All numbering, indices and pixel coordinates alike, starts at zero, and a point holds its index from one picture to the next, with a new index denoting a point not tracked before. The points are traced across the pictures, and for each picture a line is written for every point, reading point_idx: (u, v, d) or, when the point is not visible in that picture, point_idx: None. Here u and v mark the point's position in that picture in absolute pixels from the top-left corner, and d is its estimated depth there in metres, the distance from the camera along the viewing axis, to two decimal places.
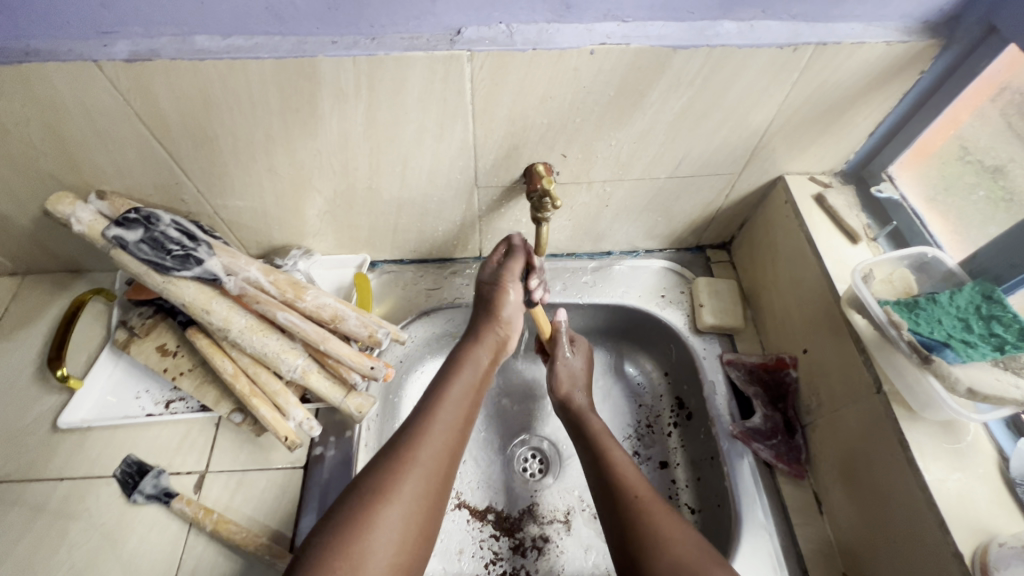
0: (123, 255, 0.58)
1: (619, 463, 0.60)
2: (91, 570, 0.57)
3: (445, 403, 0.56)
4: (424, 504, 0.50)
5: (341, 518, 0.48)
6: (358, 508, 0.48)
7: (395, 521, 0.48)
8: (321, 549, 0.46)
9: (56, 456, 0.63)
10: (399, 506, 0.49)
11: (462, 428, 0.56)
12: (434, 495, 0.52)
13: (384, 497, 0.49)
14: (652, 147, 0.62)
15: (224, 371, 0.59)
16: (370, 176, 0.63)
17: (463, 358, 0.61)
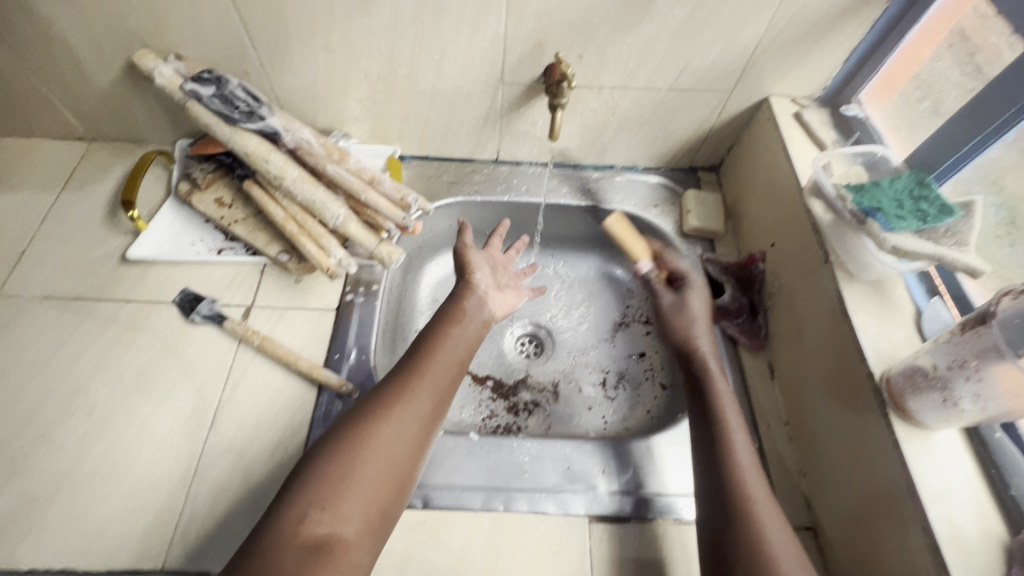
0: (198, 107, 0.68)
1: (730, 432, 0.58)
2: (155, 368, 0.67)
3: (439, 353, 0.62)
4: (417, 433, 0.55)
5: (342, 434, 0.53)
6: (358, 427, 0.53)
7: (391, 443, 0.53)
8: (325, 455, 0.51)
9: (124, 283, 0.73)
10: (395, 431, 0.54)
11: (452, 375, 0.62)
12: (427, 427, 0.56)
13: (382, 420, 0.54)
14: (657, 56, 0.72)
15: (276, 215, 0.69)
16: (411, 62, 0.73)
17: (453, 317, 0.68)
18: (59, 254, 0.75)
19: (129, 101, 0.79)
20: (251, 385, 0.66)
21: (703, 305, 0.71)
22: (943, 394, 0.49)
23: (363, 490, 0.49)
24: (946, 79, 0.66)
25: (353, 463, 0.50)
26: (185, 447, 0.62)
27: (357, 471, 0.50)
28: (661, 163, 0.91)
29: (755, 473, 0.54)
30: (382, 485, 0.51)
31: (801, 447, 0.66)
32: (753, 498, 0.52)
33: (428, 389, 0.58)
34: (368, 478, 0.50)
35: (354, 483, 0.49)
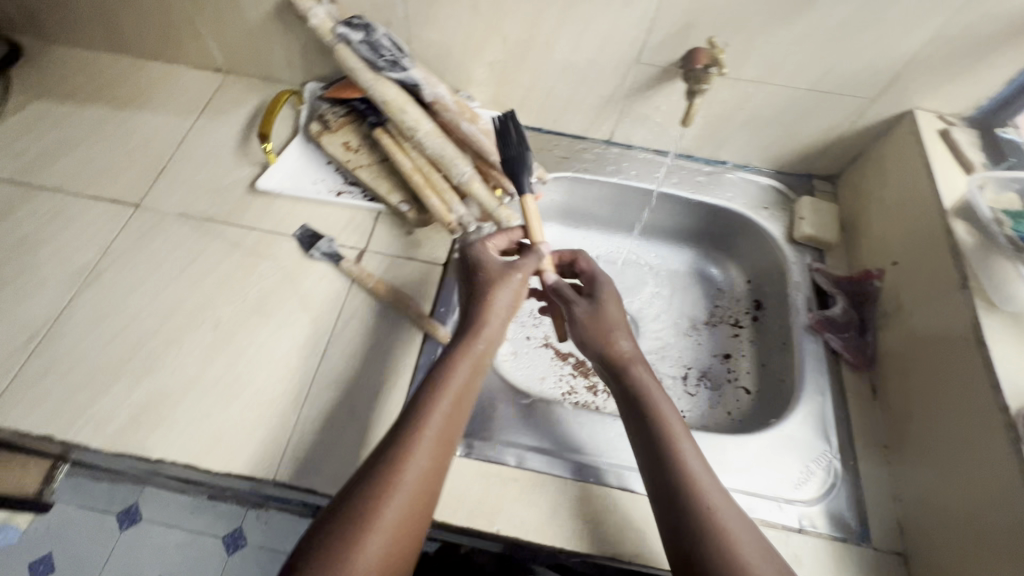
0: (346, 51, 0.70)
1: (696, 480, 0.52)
2: (274, 294, 0.71)
3: (431, 423, 0.51)
4: (404, 525, 0.47)
5: (324, 547, 0.44)
6: (343, 538, 0.44)
7: (375, 551, 0.45)
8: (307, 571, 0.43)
9: (250, 210, 0.77)
10: (384, 534, 0.45)
11: (448, 435, 0.52)
12: (418, 510, 0.48)
13: (367, 525, 0.45)
14: (805, 53, 0.70)
15: (404, 165, 0.71)
16: (552, 30, 0.73)
17: (451, 359, 0.56)
18: (193, 176, 0.80)
19: (271, 38, 0.82)
20: (362, 324, 0.69)
21: (620, 314, 0.66)
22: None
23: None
24: None
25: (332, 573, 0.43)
26: (297, 372, 0.66)
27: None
28: (776, 165, 0.89)
29: (708, 478, 0.52)
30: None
31: (900, 472, 0.64)
32: (716, 508, 0.50)
33: (415, 470, 0.49)
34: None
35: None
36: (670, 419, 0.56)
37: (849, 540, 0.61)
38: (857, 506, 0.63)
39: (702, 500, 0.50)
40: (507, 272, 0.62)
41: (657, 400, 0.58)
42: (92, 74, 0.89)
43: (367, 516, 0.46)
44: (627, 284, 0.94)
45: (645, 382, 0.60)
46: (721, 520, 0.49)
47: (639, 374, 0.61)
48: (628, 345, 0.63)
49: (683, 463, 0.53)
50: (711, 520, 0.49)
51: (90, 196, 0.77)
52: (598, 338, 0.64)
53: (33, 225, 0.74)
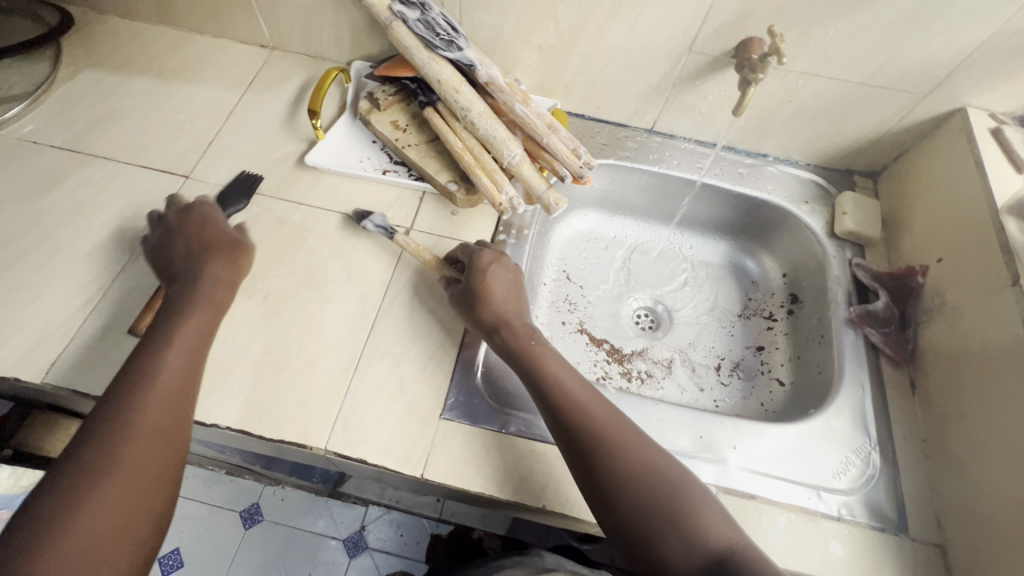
0: (401, 28, 0.71)
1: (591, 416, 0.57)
2: (323, 268, 0.72)
3: (165, 373, 0.54)
4: (144, 476, 0.49)
5: (53, 492, 0.46)
6: (72, 482, 0.47)
7: (112, 499, 0.47)
8: (40, 514, 0.45)
9: (299, 186, 0.78)
10: (117, 487, 0.47)
11: (184, 386, 0.55)
12: (160, 460, 0.51)
13: (98, 477, 0.47)
14: (861, 47, 0.70)
15: (454, 145, 0.72)
16: (607, 14, 0.73)
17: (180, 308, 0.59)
18: (241, 149, 0.81)
19: (323, 16, 0.82)
20: (408, 302, 0.70)
21: (506, 285, 0.67)
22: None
23: (85, 562, 0.44)
24: None
25: (82, 517, 0.45)
26: (346, 345, 0.67)
27: (80, 536, 0.45)
28: (818, 159, 0.89)
29: (604, 415, 0.57)
30: (113, 546, 0.46)
31: (938, 466, 0.64)
32: (611, 436, 0.55)
33: (147, 418, 0.51)
34: (88, 539, 0.45)
35: (70, 544, 0.44)
36: (568, 379, 0.60)
37: (886, 530, 0.61)
38: (895, 497, 0.64)
39: (611, 437, 0.55)
40: (185, 217, 0.68)
41: (551, 363, 0.61)
42: (141, 45, 0.89)
43: (112, 466, 0.48)
44: (661, 272, 0.95)
45: (539, 349, 0.62)
46: (624, 451, 0.54)
47: (523, 339, 0.63)
48: (508, 310, 0.66)
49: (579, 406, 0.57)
50: (618, 454, 0.54)
51: (140, 165, 0.78)
52: (484, 308, 0.65)
53: (85, 192, 0.75)
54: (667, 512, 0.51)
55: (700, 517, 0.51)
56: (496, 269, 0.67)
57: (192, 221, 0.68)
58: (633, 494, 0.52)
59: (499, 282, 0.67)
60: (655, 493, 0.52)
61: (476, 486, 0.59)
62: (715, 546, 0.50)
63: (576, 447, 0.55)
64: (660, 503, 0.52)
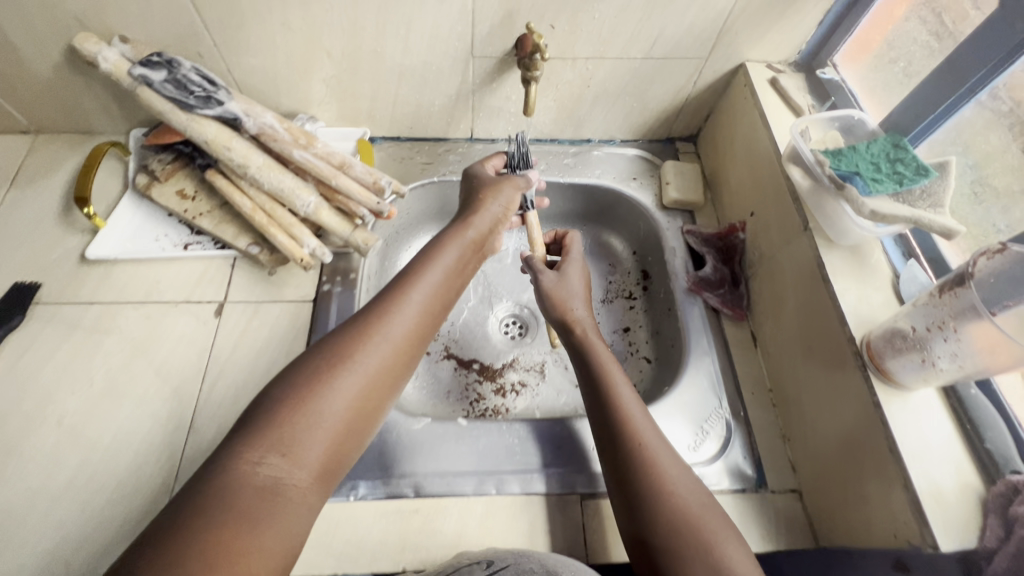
0: (149, 93, 0.64)
1: (633, 424, 0.56)
2: (127, 370, 0.65)
3: (400, 317, 0.54)
4: (382, 375, 0.51)
5: (264, 405, 0.46)
6: (320, 369, 0.48)
7: (352, 388, 0.49)
8: (281, 393, 0.47)
9: (87, 283, 0.70)
10: (359, 378, 0.50)
11: (433, 306, 0.58)
12: (398, 365, 0.53)
13: (347, 364, 0.50)
14: (630, 24, 0.70)
15: (242, 206, 0.66)
16: (374, 36, 0.69)
17: (442, 246, 0.62)
18: (13, 256, 0.71)
19: (74, 90, 0.74)
20: (231, 383, 0.65)
21: (581, 288, 0.72)
22: (915, 347, 0.50)
23: (270, 496, 0.42)
24: (906, 46, 0.67)
25: (295, 432, 0.45)
26: (165, 451, 0.60)
27: (319, 421, 0.46)
28: (637, 134, 0.90)
29: (653, 434, 0.55)
30: (341, 433, 0.48)
31: (784, 412, 0.67)
32: (656, 459, 0.53)
33: (400, 329, 0.53)
34: (325, 423, 0.47)
35: (311, 426, 0.46)
36: (625, 395, 0.58)
37: (747, 489, 0.63)
38: (753, 455, 0.65)
39: (654, 458, 0.53)
40: (497, 182, 0.72)
41: (613, 373, 0.61)
42: None
43: (329, 388, 0.48)
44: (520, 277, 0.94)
45: (605, 359, 0.62)
46: (660, 472, 0.52)
47: (596, 351, 0.64)
48: (583, 314, 0.68)
49: (624, 410, 0.57)
50: (652, 474, 0.52)
51: None
52: (557, 303, 0.69)
53: None
54: (689, 544, 0.48)
55: (728, 560, 0.47)
56: (576, 270, 0.71)
57: (481, 180, 0.72)
58: (660, 514, 0.50)
59: (575, 286, 0.71)
60: (685, 521, 0.49)
61: (328, 569, 0.55)
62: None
63: (616, 452, 0.55)
64: (686, 530, 0.48)
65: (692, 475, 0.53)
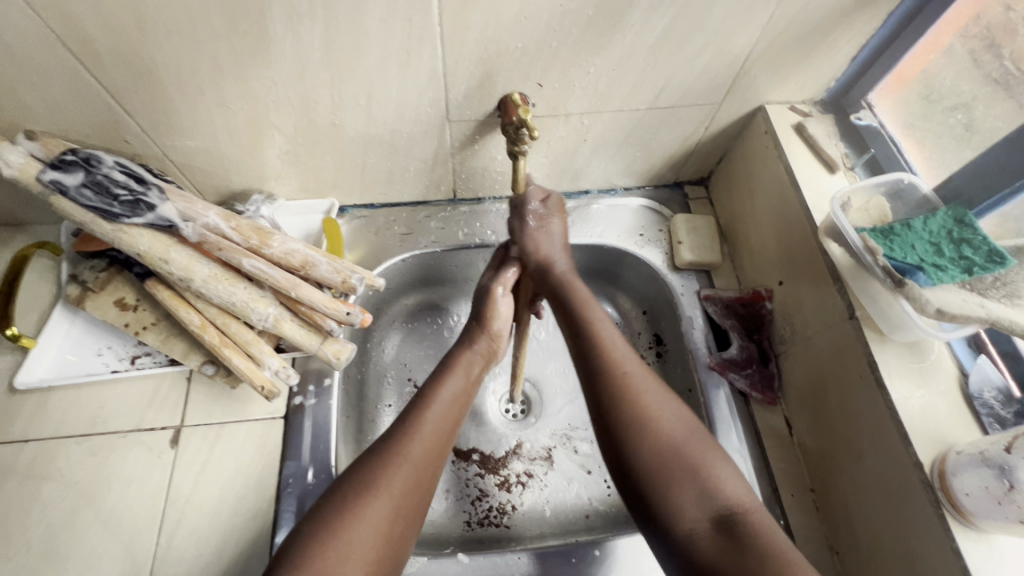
0: (64, 202, 0.52)
1: (621, 360, 0.53)
2: (70, 528, 0.55)
3: (423, 429, 0.51)
4: (412, 495, 0.47)
5: (291, 553, 0.42)
6: (342, 503, 0.45)
7: (383, 511, 0.45)
8: (306, 540, 0.43)
9: (19, 417, 0.60)
10: (388, 502, 0.46)
11: (455, 415, 0.55)
12: (425, 476, 0.49)
13: (373, 490, 0.46)
14: (631, 76, 0.59)
15: (190, 323, 0.57)
16: (333, 110, 0.59)
17: (453, 363, 0.58)
18: None
19: None
20: (194, 533, 0.56)
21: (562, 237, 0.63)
22: (1001, 479, 0.42)
23: None
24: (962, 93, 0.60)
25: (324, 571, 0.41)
26: None
27: (353, 550, 0.43)
28: (642, 181, 0.79)
29: (636, 364, 0.53)
30: (377, 560, 0.44)
31: (830, 521, 0.57)
32: (642, 395, 0.50)
33: (422, 445, 0.50)
34: (357, 554, 0.43)
35: (344, 562, 0.42)
36: (605, 331, 0.56)
37: None
38: None
39: (636, 392, 0.50)
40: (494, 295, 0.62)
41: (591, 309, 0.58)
42: None
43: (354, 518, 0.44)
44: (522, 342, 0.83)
45: (580, 296, 0.58)
46: (642, 401, 0.50)
47: (576, 286, 0.60)
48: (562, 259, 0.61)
49: (603, 345, 0.54)
50: (634, 402, 0.50)
51: None
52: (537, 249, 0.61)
53: None
54: (678, 470, 0.46)
55: (717, 480, 0.46)
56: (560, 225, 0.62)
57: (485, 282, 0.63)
58: (646, 442, 0.48)
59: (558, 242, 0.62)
60: (665, 449, 0.47)
61: None
62: (722, 502, 0.45)
63: (595, 388, 0.52)
64: (671, 456, 0.47)
65: (679, 404, 0.51)
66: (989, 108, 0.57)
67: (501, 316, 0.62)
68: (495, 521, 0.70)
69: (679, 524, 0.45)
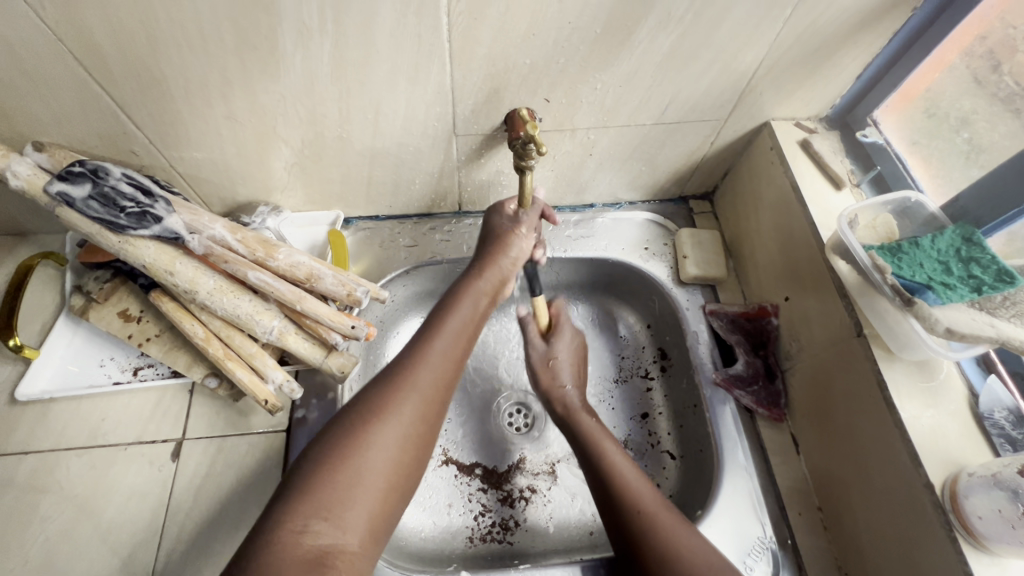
0: (70, 213, 0.52)
1: (635, 489, 0.53)
2: (67, 542, 0.54)
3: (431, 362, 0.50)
4: (422, 426, 0.47)
5: (300, 477, 0.42)
6: (352, 424, 0.45)
7: (394, 436, 0.45)
8: (312, 464, 0.43)
9: (19, 428, 0.59)
10: (398, 427, 0.46)
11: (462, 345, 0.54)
12: (435, 410, 0.49)
13: (383, 415, 0.46)
14: (638, 91, 0.59)
15: (194, 335, 0.57)
16: (341, 123, 0.59)
17: (461, 292, 0.57)
18: None
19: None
20: (193, 549, 0.55)
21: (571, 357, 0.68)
22: (1015, 503, 0.41)
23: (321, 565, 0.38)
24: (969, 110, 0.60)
25: (336, 494, 0.41)
26: None
27: (365, 473, 0.43)
28: (646, 195, 0.79)
29: (659, 503, 0.52)
30: (388, 487, 0.44)
31: (839, 541, 0.57)
32: (659, 526, 0.49)
33: (430, 376, 0.49)
34: (368, 478, 0.43)
35: (354, 487, 0.42)
36: (620, 462, 0.56)
37: None
38: None
39: (665, 532, 0.49)
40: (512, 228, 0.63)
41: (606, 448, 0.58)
42: None
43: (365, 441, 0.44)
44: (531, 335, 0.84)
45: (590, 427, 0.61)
46: (673, 541, 0.48)
47: (583, 421, 0.62)
48: (572, 391, 0.65)
49: (619, 474, 0.54)
50: (665, 542, 0.48)
51: None
52: (542, 383, 0.67)
53: None
54: None
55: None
56: (565, 345, 0.68)
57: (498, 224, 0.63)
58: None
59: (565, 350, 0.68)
60: None
61: None
62: None
63: (613, 517, 0.52)
64: None
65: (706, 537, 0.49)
66: (995, 127, 0.57)
67: (513, 249, 0.62)
68: (497, 537, 0.69)
69: None
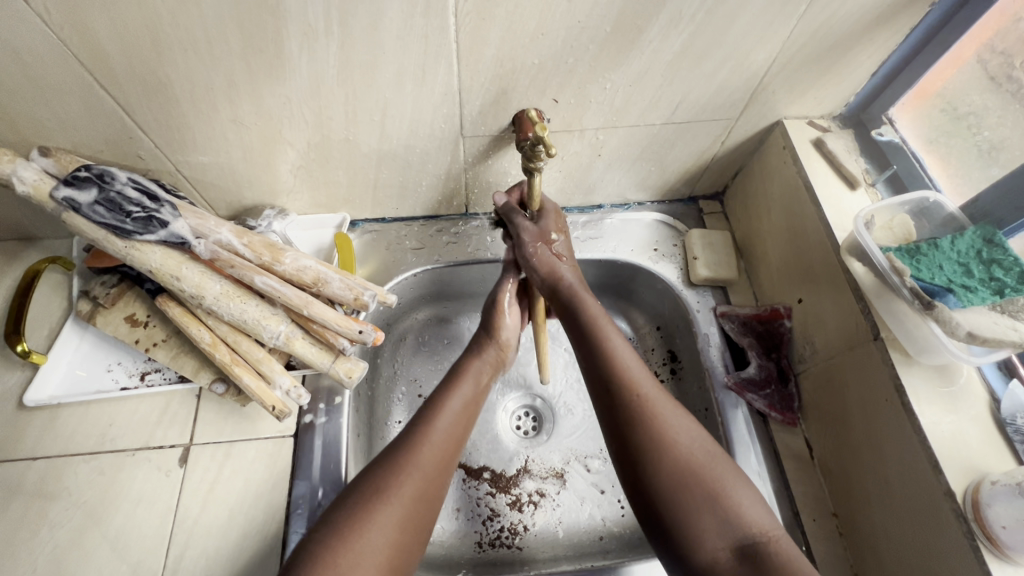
0: (77, 219, 0.52)
1: (631, 377, 0.53)
2: (76, 549, 0.54)
3: (432, 440, 0.52)
4: (419, 509, 0.48)
5: (300, 563, 0.42)
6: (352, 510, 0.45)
7: (394, 519, 0.46)
8: (314, 550, 0.43)
9: (28, 434, 0.59)
10: (398, 508, 0.46)
11: (463, 423, 0.55)
12: (435, 489, 0.50)
13: (383, 498, 0.46)
14: (648, 91, 0.58)
15: (201, 340, 0.57)
16: (347, 126, 0.58)
17: (461, 371, 0.60)
18: None
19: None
20: (202, 555, 0.54)
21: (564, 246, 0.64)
22: None
23: None
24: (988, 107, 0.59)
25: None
26: None
27: (363, 557, 0.43)
28: (656, 195, 0.78)
29: (658, 393, 0.52)
30: (386, 569, 0.44)
31: (855, 548, 0.56)
32: (653, 410, 0.50)
33: (431, 454, 0.51)
34: (366, 563, 0.43)
35: (354, 571, 0.42)
36: (617, 347, 0.55)
37: None
38: None
39: (659, 420, 0.49)
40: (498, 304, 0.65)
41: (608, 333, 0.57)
42: None
43: (364, 523, 0.44)
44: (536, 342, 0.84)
45: (595, 310, 0.59)
46: (666, 429, 0.49)
47: (587, 305, 0.59)
48: (568, 272, 0.62)
49: (613, 358, 0.54)
50: (654, 425, 0.49)
51: None
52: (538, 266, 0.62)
53: None
54: (697, 501, 0.45)
55: (739, 508, 0.45)
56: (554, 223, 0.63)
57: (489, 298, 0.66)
58: (665, 470, 0.47)
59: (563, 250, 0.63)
60: (686, 470, 0.46)
61: None
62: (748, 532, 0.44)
63: (609, 401, 0.52)
64: (690, 477, 0.46)
65: (695, 421, 0.50)
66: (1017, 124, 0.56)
67: (507, 329, 0.64)
68: (506, 542, 0.68)
69: (701, 549, 0.44)
